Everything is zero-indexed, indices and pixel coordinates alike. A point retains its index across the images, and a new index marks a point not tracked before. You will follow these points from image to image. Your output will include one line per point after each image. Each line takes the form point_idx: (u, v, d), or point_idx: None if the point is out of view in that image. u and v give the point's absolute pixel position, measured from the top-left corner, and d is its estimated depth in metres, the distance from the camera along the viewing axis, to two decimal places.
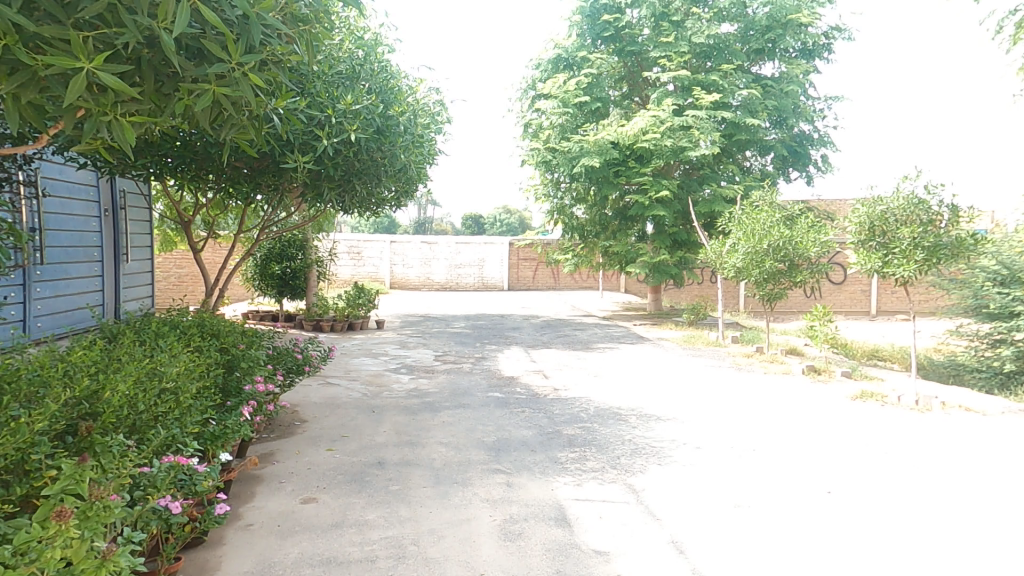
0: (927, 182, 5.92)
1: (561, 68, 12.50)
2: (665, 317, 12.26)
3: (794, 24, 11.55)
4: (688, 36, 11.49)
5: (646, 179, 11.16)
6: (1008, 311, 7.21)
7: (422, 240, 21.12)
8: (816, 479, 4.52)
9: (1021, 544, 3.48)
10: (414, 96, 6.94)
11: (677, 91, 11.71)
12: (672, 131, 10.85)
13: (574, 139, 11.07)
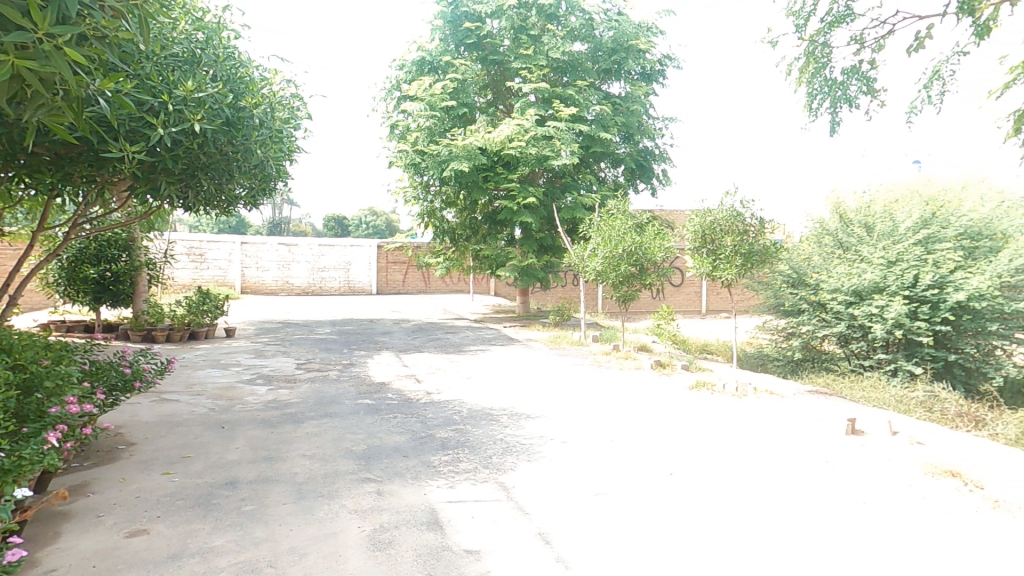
0: (743, 198, 6.89)
1: (426, 70, 12.60)
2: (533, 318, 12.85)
3: (635, 50, 12.65)
4: (546, 51, 12.19)
5: (513, 186, 11.64)
6: (796, 308, 8.61)
7: (280, 242, 19.86)
8: (660, 463, 5.05)
9: (812, 505, 4.21)
10: (269, 89, 6.56)
11: (538, 103, 12.27)
12: (535, 140, 11.39)
13: (443, 143, 11.11)
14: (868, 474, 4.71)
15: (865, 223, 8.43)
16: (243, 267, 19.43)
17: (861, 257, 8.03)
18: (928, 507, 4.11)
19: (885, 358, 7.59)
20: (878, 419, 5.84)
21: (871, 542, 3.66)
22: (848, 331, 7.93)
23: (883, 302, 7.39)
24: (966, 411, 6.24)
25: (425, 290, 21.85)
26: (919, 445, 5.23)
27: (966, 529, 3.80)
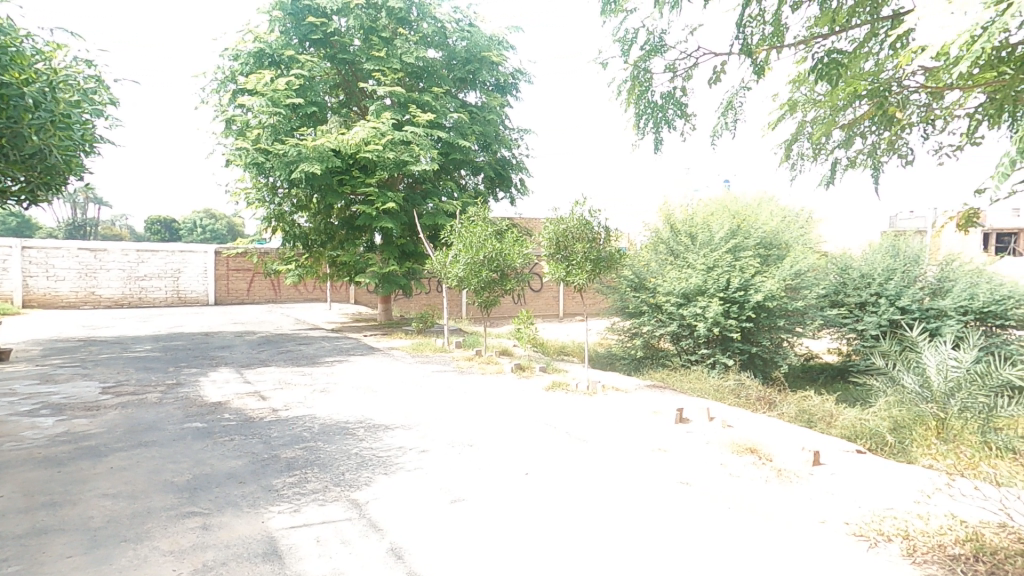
0: (591, 207, 7.44)
1: (266, 64, 11.55)
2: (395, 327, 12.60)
3: (487, 61, 13.14)
4: (397, 55, 12.12)
5: (371, 190, 11.40)
6: (639, 310, 9.40)
7: (81, 247, 17.22)
8: (517, 464, 5.20)
9: (647, 491, 4.64)
10: (48, 66, 5.65)
11: (394, 106, 12.28)
12: (393, 145, 11.27)
13: (291, 143, 10.38)
14: (693, 458, 5.32)
15: (690, 233, 9.46)
16: (26, 276, 16.41)
17: (688, 262, 9.02)
18: (735, 481, 4.77)
19: (706, 353, 8.73)
20: (699, 407, 6.64)
21: (693, 518, 4.12)
22: (679, 330, 8.89)
23: (704, 303, 8.44)
24: (764, 395, 7.35)
25: (274, 299, 20.35)
26: (728, 427, 6.05)
27: (763, 498, 4.46)
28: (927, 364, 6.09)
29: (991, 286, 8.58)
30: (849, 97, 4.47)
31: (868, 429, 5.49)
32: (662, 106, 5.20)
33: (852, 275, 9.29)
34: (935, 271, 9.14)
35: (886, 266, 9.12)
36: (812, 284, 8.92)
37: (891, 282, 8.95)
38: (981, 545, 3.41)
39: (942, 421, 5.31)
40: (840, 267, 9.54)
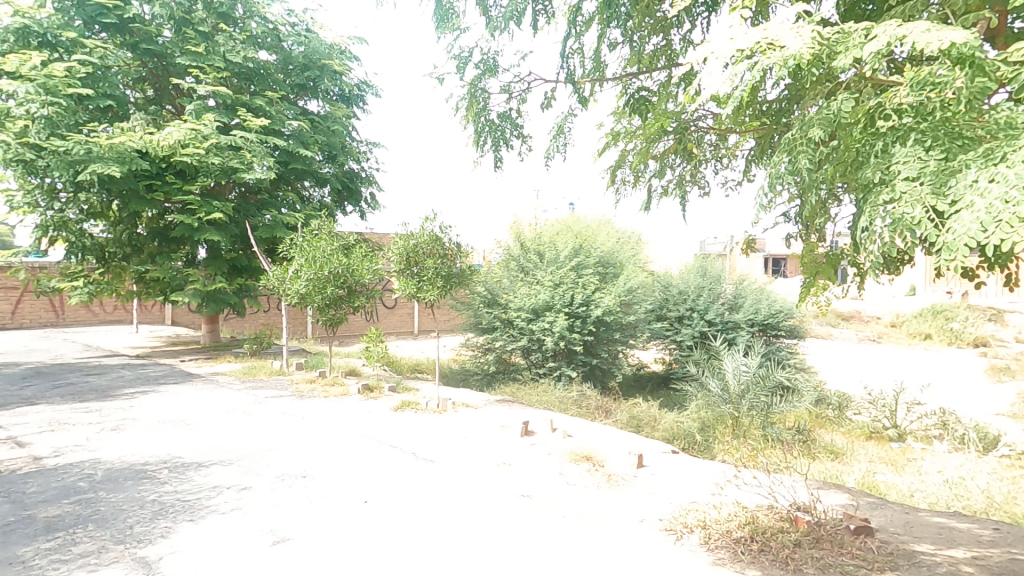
0: (441, 223, 7.40)
1: (36, 44, 9.89)
2: (223, 350, 11.30)
3: (328, 69, 12.74)
4: (220, 52, 11.27)
5: (192, 199, 10.40)
6: (492, 325, 9.66)
7: None
8: (356, 491, 4.86)
9: (488, 507, 4.61)
10: None
11: (220, 108, 11.45)
12: (219, 149, 10.56)
13: (76, 139, 9.12)
14: (533, 470, 5.45)
15: (539, 251, 9.95)
16: None
17: (537, 279, 9.48)
18: (570, 490, 4.98)
19: (553, 366, 9.18)
20: (543, 419, 6.89)
21: (528, 530, 4.17)
22: (530, 344, 9.27)
23: (551, 318, 8.95)
24: (601, 404, 7.92)
25: (54, 322, 17.51)
26: (568, 437, 6.34)
27: (594, 503, 4.70)
28: (726, 371, 7.05)
29: (770, 302, 10.04)
30: (659, 135, 4.75)
31: (683, 430, 6.15)
32: (500, 125, 5.35)
33: (672, 292, 10.42)
34: (732, 289, 10.55)
35: (697, 284, 10.36)
36: (642, 299, 9.85)
37: (701, 299, 10.21)
38: (756, 527, 3.93)
39: (736, 418, 6.30)
40: (663, 284, 10.62)
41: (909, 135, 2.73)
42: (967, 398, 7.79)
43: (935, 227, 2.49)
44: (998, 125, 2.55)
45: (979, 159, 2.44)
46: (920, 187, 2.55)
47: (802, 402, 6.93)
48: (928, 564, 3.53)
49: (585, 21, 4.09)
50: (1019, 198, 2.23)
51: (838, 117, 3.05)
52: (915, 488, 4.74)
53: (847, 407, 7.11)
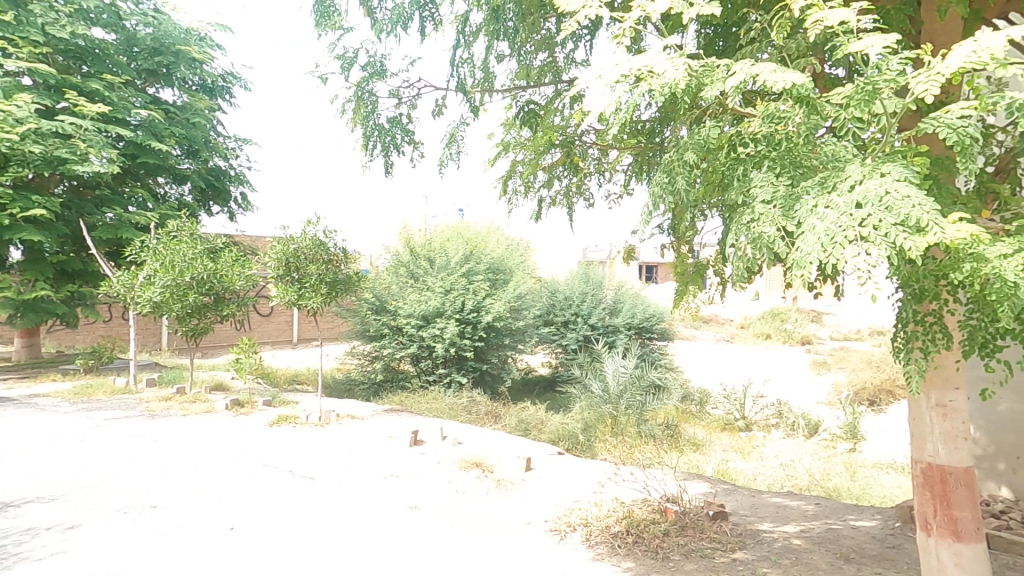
0: (325, 228, 6.99)
1: None
2: (46, 367, 9.58)
3: (184, 56, 11.95)
4: (38, 24, 10.02)
5: (5, 192, 8.99)
6: (380, 332, 9.38)
7: None
8: (220, 518, 4.38)
9: (371, 522, 4.43)
10: None
11: (42, 88, 10.08)
12: (41, 136, 9.32)
13: None
14: (422, 480, 5.35)
15: (429, 257, 9.91)
16: None
17: (427, 285, 9.45)
18: (460, 498, 4.96)
19: (443, 373, 9.16)
20: (433, 427, 6.82)
21: (414, 543, 4.08)
22: (420, 351, 9.16)
23: (442, 325, 9.01)
24: (491, 408, 8.05)
25: None
26: (458, 443, 6.33)
27: (483, 510, 4.73)
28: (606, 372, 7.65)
29: (644, 307, 10.94)
30: (548, 148, 4.86)
31: (567, 431, 6.49)
32: (390, 130, 5.16)
33: (558, 297, 11.09)
34: (612, 294, 11.29)
35: (580, 290, 11.05)
36: (530, 305, 10.22)
37: (585, 303, 10.90)
38: (631, 520, 4.23)
39: (615, 417, 6.77)
40: (550, 290, 11.25)
41: (763, 162, 3.17)
42: (796, 389, 9.13)
43: (786, 243, 2.93)
44: (828, 158, 3.04)
45: (816, 187, 2.89)
46: (774, 210, 2.96)
47: (671, 398, 7.64)
48: (767, 540, 4.14)
49: (473, 32, 4.06)
50: (846, 223, 2.64)
51: (707, 142, 3.45)
52: (758, 471, 5.48)
53: (707, 402, 7.94)
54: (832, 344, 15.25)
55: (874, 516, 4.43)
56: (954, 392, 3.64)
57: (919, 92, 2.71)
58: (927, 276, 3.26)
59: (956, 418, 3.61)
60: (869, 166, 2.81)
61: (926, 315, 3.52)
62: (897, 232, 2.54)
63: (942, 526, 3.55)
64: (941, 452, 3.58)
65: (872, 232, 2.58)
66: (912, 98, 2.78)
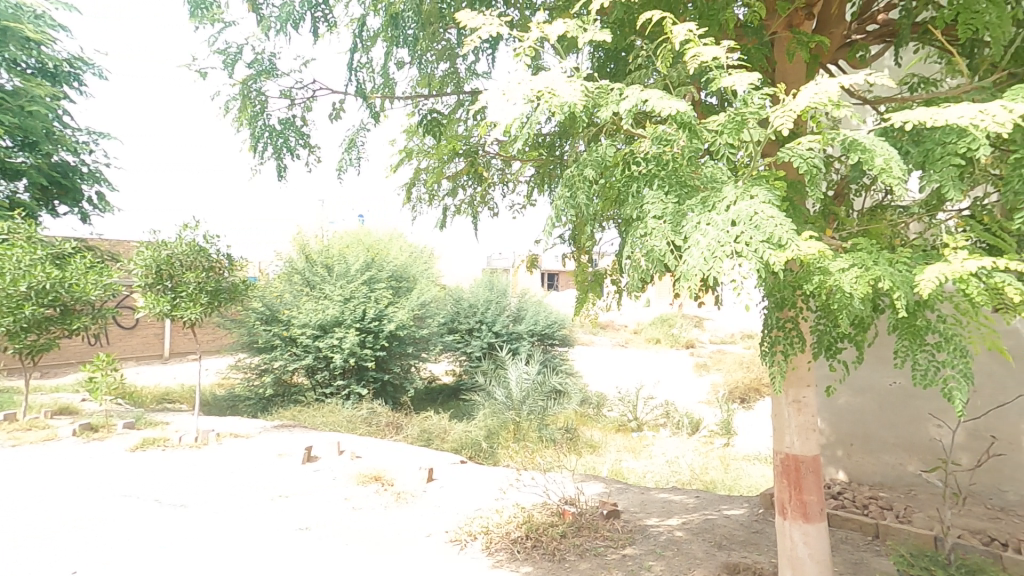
0: (206, 233, 6.43)
1: None
2: None
3: (15, 34, 10.80)
4: None
5: None
6: (270, 344, 9.03)
7: None
8: (65, 555, 3.80)
9: (251, 547, 4.10)
10: None
11: None
12: None
13: None
14: (313, 499, 5.06)
15: (326, 264, 9.71)
16: None
17: (324, 293, 9.28)
18: (356, 514, 4.77)
19: (341, 384, 9.07)
20: (330, 442, 6.51)
21: (302, 566, 3.84)
22: (315, 362, 8.97)
23: (341, 334, 8.89)
24: (392, 419, 7.87)
25: None
26: (357, 458, 6.09)
27: (380, 525, 4.59)
28: (510, 378, 7.81)
29: (547, 314, 11.25)
30: (451, 157, 4.81)
31: (470, 439, 6.53)
32: (282, 132, 4.84)
33: (463, 305, 11.12)
34: (516, 302, 11.50)
35: (485, 298, 11.21)
36: (435, 313, 10.28)
37: (489, 311, 11.08)
38: (531, 525, 4.33)
39: (517, 424, 6.93)
40: (454, 298, 11.22)
41: (653, 180, 3.47)
42: (681, 390, 9.93)
43: (674, 256, 3.24)
44: (708, 179, 3.36)
45: (699, 205, 3.22)
46: (664, 225, 3.25)
47: (570, 403, 7.95)
48: (654, 534, 4.46)
49: (371, 36, 3.96)
50: (723, 239, 2.99)
51: (604, 159, 3.70)
52: (647, 469, 5.88)
53: (603, 405, 8.34)
54: (713, 347, 16.73)
55: (743, 504, 4.96)
56: (807, 390, 4.18)
57: (776, 126, 3.23)
58: (786, 286, 3.83)
59: (808, 412, 4.14)
60: (741, 189, 3.19)
61: (787, 321, 4.09)
62: (765, 248, 2.94)
63: (795, 509, 4.04)
64: (795, 443, 4.09)
65: (745, 248, 2.95)
66: (771, 130, 3.27)
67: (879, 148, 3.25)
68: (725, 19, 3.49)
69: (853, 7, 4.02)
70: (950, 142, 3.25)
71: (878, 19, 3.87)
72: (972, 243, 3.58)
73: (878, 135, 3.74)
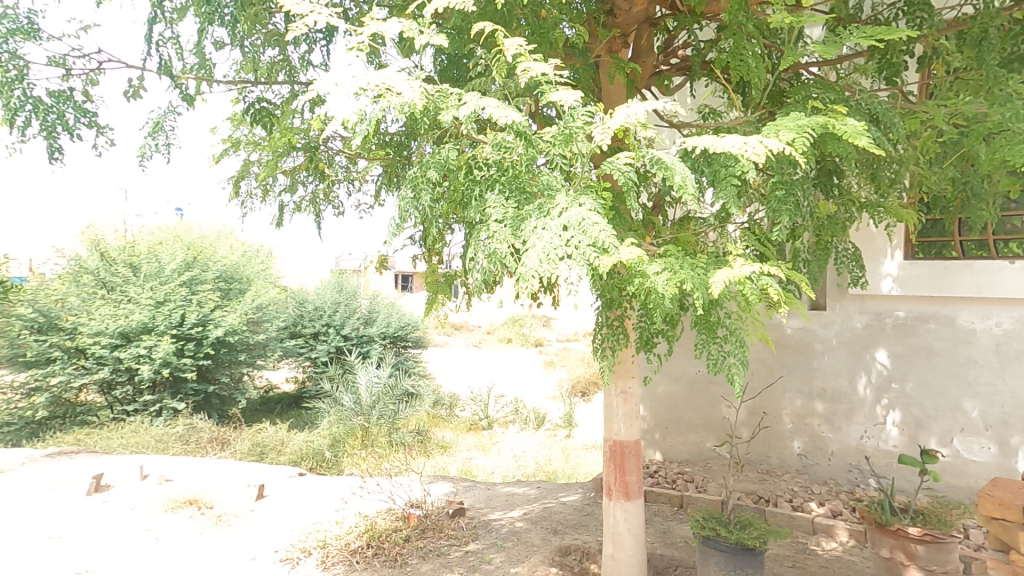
0: None
1: None
2: None
3: None
4: None
5: None
6: (43, 357, 8.07)
7: None
8: None
9: None
10: None
11: None
12: None
13: None
14: (101, 536, 4.35)
15: (130, 263, 8.90)
16: None
17: (128, 297, 8.56)
18: (162, 547, 4.20)
19: (150, 400, 8.45)
20: (129, 468, 5.67)
21: None
22: (114, 375, 8.34)
23: (151, 342, 8.32)
24: (217, 435, 7.32)
25: None
26: (167, 481, 5.38)
27: (189, 555, 4.09)
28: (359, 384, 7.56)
29: (400, 316, 11.17)
30: (288, 150, 4.31)
31: (310, 450, 6.20)
32: (55, 107, 4.10)
33: (307, 308, 10.61)
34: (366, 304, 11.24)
35: (333, 300, 10.80)
36: (273, 317, 9.92)
37: (336, 314, 10.71)
38: (373, 532, 4.23)
39: (366, 429, 6.75)
40: (297, 300, 10.64)
41: (494, 185, 3.57)
42: (530, 386, 10.49)
43: (515, 257, 3.39)
44: (544, 185, 3.55)
45: (536, 211, 3.41)
46: (505, 228, 3.37)
47: (422, 405, 7.99)
48: (496, 527, 4.64)
49: (178, 8, 3.52)
50: (557, 243, 3.19)
51: (446, 163, 3.70)
52: (496, 465, 6.13)
53: (456, 404, 8.42)
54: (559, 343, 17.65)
55: (577, 490, 5.42)
56: (632, 381, 4.69)
57: (598, 140, 3.58)
58: (613, 288, 4.27)
59: (633, 401, 4.64)
60: (572, 197, 3.45)
61: (613, 320, 4.54)
62: (590, 251, 3.23)
63: (618, 489, 4.46)
64: (621, 430, 4.54)
65: (574, 251, 3.21)
66: (592, 145, 3.62)
67: (678, 166, 3.74)
68: (555, 38, 3.71)
69: (661, 40, 4.57)
70: (729, 165, 3.98)
71: (679, 54, 4.46)
72: (747, 252, 4.35)
73: (680, 158, 4.35)
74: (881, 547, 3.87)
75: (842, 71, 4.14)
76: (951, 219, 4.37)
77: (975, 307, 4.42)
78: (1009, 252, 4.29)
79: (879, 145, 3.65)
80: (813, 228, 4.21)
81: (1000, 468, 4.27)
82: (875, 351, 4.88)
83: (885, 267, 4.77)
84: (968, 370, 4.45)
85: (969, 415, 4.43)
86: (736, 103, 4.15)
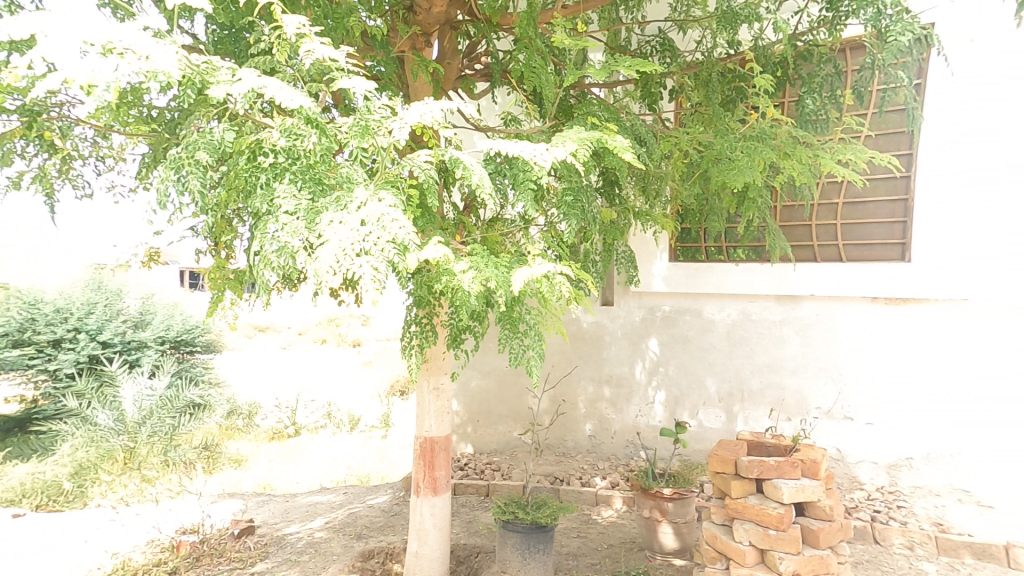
0: None
1: None
2: None
3: None
4: None
5: None
6: None
7: None
8: None
9: None
10: None
11: None
12: None
13: None
14: None
15: None
16: None
17: None
18: None
19: None
20: None
21: None
22: None
23: None
24: None
25: None
26: None
27: None
28: (123, 398, 6.99)
29: (184, 316, 9.85)
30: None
31: (42, 483, 5.41)
32: None
33: (42, 309, 8.05)
34: (134, 305, 9.07)
35: (85, 300, 8.48)
36: None
37: (90, 317, 8.36)
38: (126, 572, 3.71)
39: (130, 450, 6.19)
40: (26, 300, 8.02)
41: (284, 175, 2.86)
42: (344, 388, 9.92)
43: (308, 256, 2.74)
44: (342, 178, 2.98)
45: (332, 204, 2.81)
46: (296, 221, 2.72)
47: (212, 417, 7.72)
48: (290, 542, 4.30)
49: None
50: (353, 237, 2.68)
51: (221, 145, 2.78)
52: (300, 475, 6.37)
53: (256, 413, 8.27)
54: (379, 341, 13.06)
55: (387, 491, 5.34)
56: (445, 377, 4.71)
57: (395, 138, 3.29)
58: (421, 285, 4.22)
59: (445, 396, 4.66)
60: (371, 190, 2.93)
61: (423, 318, 4.46)
62: (391, 248, 2.78)
63: (426, 485, 4.45)
64: (432, 426, 4.53)
65: (372, 246, 2.71)
66: (389, 141, 3.28)
67: (475, 169, 3.71)
68: (351, 26, 3.35)
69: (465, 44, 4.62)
70: (527, 171, 4.21)
71: (481, 60, 4.56)
72: (546, 252, 4.64)
73: (485, 162, 4.48)
74: (643, 509, 4.50)
75: (616, 95, 4.74)
76: (697, 228, 5.28)
77: (716, 301, 5.41)
78: (737, 257, 5.32)
79: (642, 161, 4.26)
80: (597, 231, 4.68)
81: (726, 432, 5.33)
82: (648, 342, 5.70)
83: (655, 268, 5.64)
84: (709, 354, 5.44)
85: (708, 391, 5.42)
86: (533, 113, 4.42)
